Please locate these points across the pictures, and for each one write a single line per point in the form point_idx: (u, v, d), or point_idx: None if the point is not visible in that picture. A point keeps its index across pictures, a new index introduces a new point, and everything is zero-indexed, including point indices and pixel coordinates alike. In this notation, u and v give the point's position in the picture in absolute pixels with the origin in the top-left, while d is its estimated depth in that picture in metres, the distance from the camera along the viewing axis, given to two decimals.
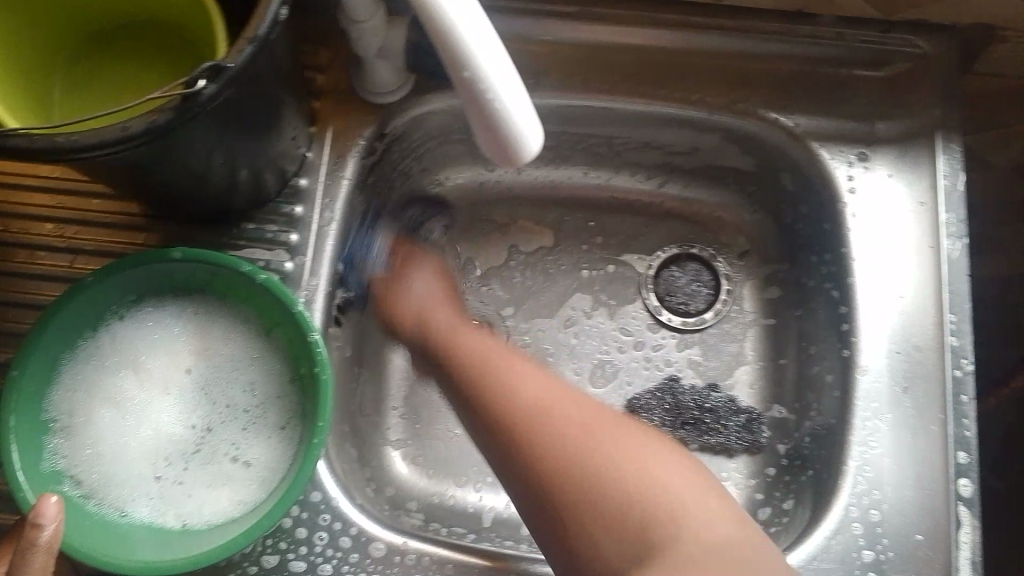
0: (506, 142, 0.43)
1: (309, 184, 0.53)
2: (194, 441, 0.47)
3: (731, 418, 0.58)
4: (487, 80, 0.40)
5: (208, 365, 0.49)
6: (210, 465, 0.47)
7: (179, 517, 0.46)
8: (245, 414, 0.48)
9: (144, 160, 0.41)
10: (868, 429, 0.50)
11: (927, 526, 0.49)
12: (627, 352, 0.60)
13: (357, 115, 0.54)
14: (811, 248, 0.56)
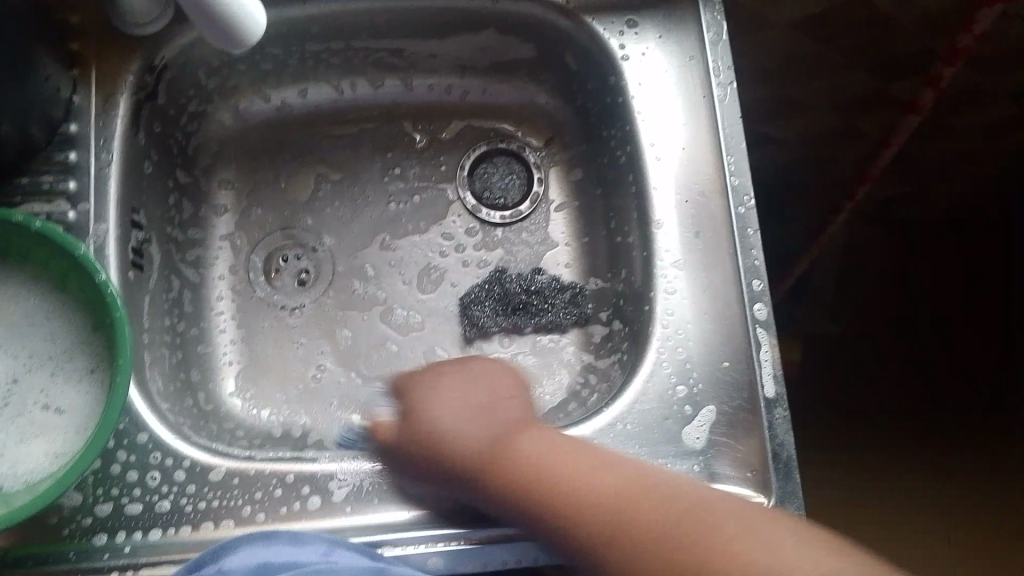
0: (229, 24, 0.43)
1: (81, 128, 0.52)
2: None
3: (558, 296, 0.63)
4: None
5: (3, 324, 0.47)
6: (18, 422, 0.46)
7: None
8: (48, 364, 0.47)
9: None
10: (668, 277, 0.54)
11: (731, 353, 0.52)
12: (454, 251, 0.65)
13: (120, 49, 0.54)
14: (602, 123, 0.60)
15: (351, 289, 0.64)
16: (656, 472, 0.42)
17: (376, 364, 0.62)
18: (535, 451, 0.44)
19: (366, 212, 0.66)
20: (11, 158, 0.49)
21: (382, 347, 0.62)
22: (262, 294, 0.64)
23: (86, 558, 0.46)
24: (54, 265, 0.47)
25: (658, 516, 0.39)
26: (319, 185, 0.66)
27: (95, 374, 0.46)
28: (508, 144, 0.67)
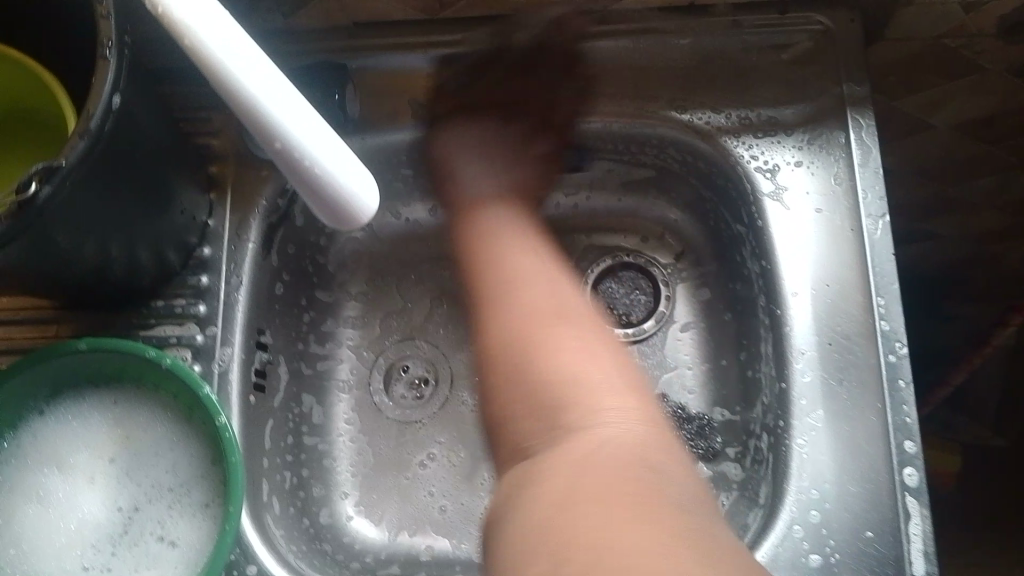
0: (336, 201, 0.43)
1: (213, 252, 0.53)
2: (119, 529, 0.47)
3: (685, 426, 0.59)
4: (302, 147, 0.40)
5: (131, 450, 0.49)
6: (135, 550, 0.47)
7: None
8: (168, 495, 0.48)
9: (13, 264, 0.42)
10: (808, 429, 0.48)
11: (876, 522, 0.46)
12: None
13: (254, 174, 0.55)
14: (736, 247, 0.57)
15: (465, 404, 0.63)
16: (609, 398, 0.39)
17: (488, 487, 0.60)
18: (548, 361, 0.40)
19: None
20: (147, 282, 0.51)
21: (495, 468, 0.61)
22: (377, 402, 0.63)
23: None
24: (182, 399, 0.48)
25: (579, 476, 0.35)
26: (440, 295, 0.65)
27: (210, 513, 0.47)
28: (634, 258, 0.64)
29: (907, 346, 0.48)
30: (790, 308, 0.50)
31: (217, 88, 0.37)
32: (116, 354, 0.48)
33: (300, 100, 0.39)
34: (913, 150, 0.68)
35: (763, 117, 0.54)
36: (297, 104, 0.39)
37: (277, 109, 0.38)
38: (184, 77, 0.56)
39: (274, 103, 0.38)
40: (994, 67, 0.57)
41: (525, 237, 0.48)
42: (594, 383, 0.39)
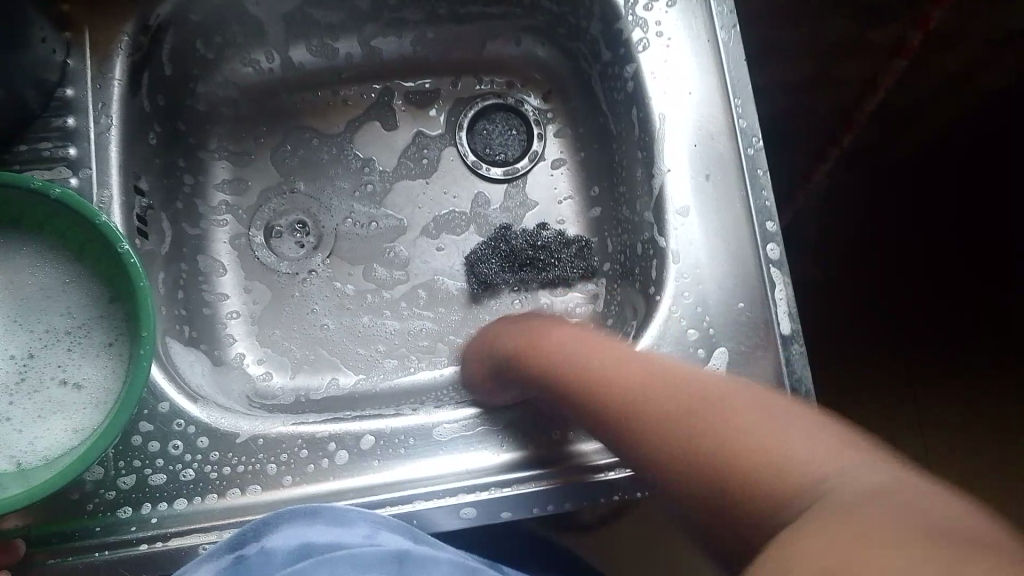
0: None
1: (77, 93, 0.50)
2: (13, 379, 0.45)
3: (564, 250, 0.63)
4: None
5: (14, 297, 0.46)
6: (35, 396, 0.45)
7: (12, 457, 0.44)
8: (65, 339, 0.46)
9: None
10: (683, 224, 0.53)
11: (746, 294, 0.52)
12: (453, 211, 0.65)
13: (113, 10, 0.52)
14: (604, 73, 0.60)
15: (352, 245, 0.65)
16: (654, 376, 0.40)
17: (371, 312, 0.63)
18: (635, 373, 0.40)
19: (361, 181, 0.65)
20: (8, 124, 0.48)
21: (378, 298, 0.63)
22: (262, 256, 0.63)
23: (112, 532, 0.46)
24: (71, 240, 0.46)
25: (659, 412, 0.37)
26: (314, 146, 0.65)
27: (117, 352, 0.46)
28: (507, 100, 0.66)
29: (763, 138, 0.53)
30: (659, 121, 0.55)
31: None
32: None
33: None
34: None
35: None
36: None
37: None
38: None
39: None
40: None
41: (714, 144, 0.54)
42: (636, 359, 0.41)
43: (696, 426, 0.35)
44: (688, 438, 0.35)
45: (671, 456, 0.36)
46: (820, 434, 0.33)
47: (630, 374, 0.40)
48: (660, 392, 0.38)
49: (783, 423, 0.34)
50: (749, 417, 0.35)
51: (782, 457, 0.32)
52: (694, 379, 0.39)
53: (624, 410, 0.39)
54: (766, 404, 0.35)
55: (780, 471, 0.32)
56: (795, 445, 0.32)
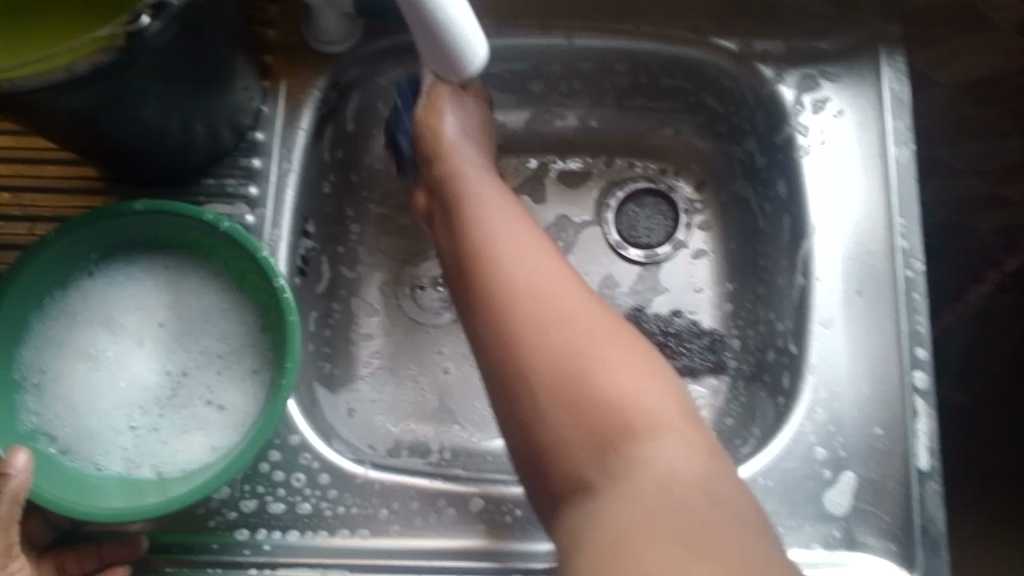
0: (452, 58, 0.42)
1: (267, 136, 0.55)
2: (165, 392, 0.49)
3: (695, 341, 0.62)
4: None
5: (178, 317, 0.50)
6: (184, 412, 0.48)
7: (155, 466, 0.47)
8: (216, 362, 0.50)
9: (85, 109, 0.42)
10: (827, 337, 0.52)
11: (885, 419, 0.50)
12: (582, 288, 0.65)
13: (308, 65, 0.56)
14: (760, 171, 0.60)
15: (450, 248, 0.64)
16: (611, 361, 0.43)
17: None
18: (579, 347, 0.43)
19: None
20: (202, 158, 0.53)
21: None
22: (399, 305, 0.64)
23: (227, 551, 0.48)
24: (233, 272, 0.50)
25: (624, 384, 0.42)
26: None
27: (259, 380, 0.49)
28: (660, 186, 0.67)
29: (923, 262, 0.52)
30: (814, 227, 0.54)
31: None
32: (175, 220, 0.49)
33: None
34: (922, 104, 0.72)
35: (801, 45, 0.57)
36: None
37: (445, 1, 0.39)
38: None
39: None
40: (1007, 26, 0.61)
41: (871, 260, 0.52)
42: (608, 350, 0.43)
43: (630, 396, 0.42)
44: (616, 447, 0.41)
45: (621, 458, 0.40)
46: (750, 539, 0.38)
47: (566, 340, 0.44)
48: (653, 391, 0.42)
49: (702, 480, 0.40)
50: (677, 494, 0.38)
51: (688, 505, 0.38)
52: (658, 381, 0.43)
53: (577, 388, 0.42)
54: (703, 457, 0.41)
55: (689, 519, 0.37)
56: (710, 507, 0.38)
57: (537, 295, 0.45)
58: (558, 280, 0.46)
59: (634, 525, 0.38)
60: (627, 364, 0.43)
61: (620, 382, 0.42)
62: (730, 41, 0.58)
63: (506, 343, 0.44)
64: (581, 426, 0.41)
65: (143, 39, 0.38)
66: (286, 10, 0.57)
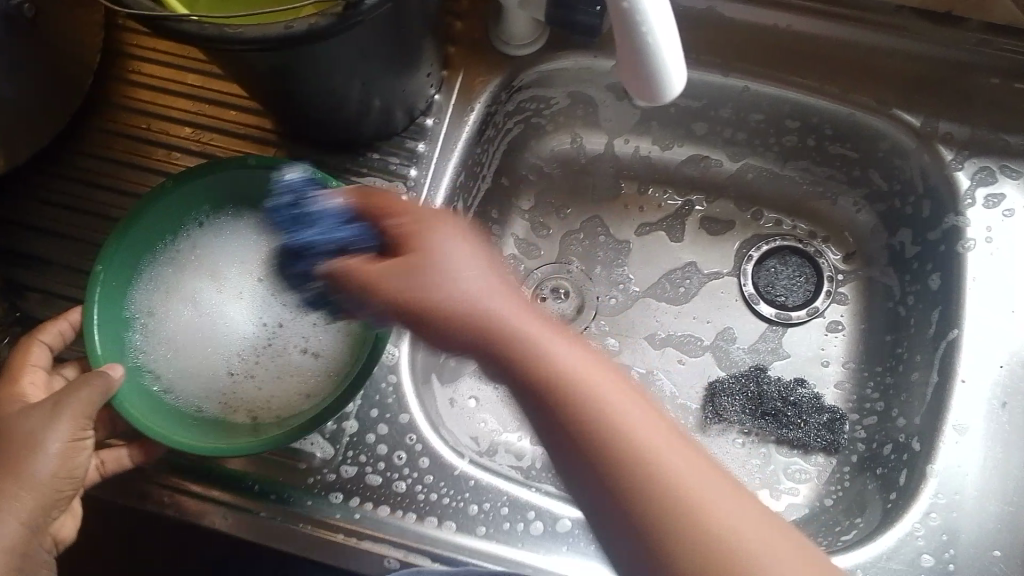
0: (644, 81, 0.40)
1: (434, 124, 0.57)
2: (263, 341, 0.50)
3: (812, 415, 0.59)
4: (644, 12, 0.37)
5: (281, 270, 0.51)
6: (279, 359, 0.50)
7: (249, 410, 0.48)
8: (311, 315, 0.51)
9: (286, 65, 0.44)
10: (960, 441, 0.49)
11: (1006, 542, 0.47)
12: (693, 333, 0.63)
13: (487, 65, 0.58)
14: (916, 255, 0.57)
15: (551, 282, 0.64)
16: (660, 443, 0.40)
17: None
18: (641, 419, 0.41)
19: (611, 290, 0.64)
20: (370, 132, 0.55)
21: None
22: None
23: (318, 509, 0.49)
24: None
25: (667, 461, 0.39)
26: (598, 241, 0.66)
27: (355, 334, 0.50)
28: (806, 248, 0.64)
29: None
30: (965, 325, 0.51)
31: None
32: None
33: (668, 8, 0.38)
34: None
35: (990, 137, 0.54)
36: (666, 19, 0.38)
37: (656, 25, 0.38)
38: None
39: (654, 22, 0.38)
40: None
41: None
42: (580, 356, 0.36)
43: (606, 419, 0.34)
44: (671, 483, 0.33)
45: (639, 462, 0.33)
46: (790, 547, 0.33)
47: (548, 339, 0.36)
48: (642, 410, 0.35)
49: (758, 521, 0.33)
50: (710, 488, 0.33)
51: (719, 520, 0.33)
52: (648, 405, 0.36)
53: (595, 396, 0.35)
54: (728, 485, 0.34)
55: (722, 544, 0.32)
56: (736, 515, 0.33)
57: (493, 303, 0.37)
58: (516, 315, 0.37)
59: (682, 537, 0.32)
60: (583, 364, 0.36)
61: (570, 364, 0.36)
62: (916, 118, 0.56)
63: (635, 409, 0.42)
64: (574, 437, 0.34)
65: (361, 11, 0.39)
66: (475, 6, 0.58)
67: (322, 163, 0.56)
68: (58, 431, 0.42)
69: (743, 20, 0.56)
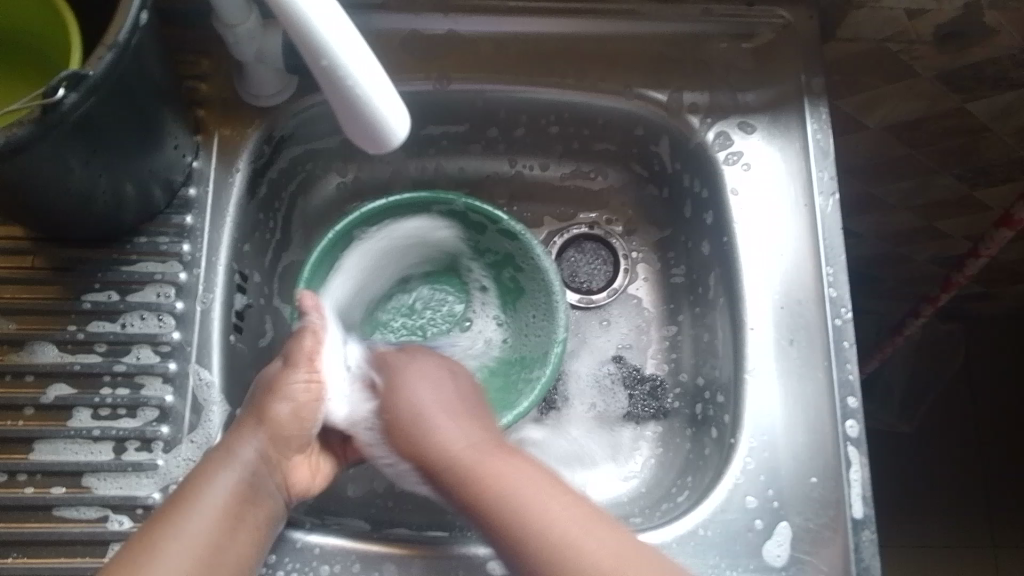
0: (368, 129, 0.43)
1: (199, 193, 0.54)
2: (133, 414, 0.50)
3: (638, 386, 0.63)
4: (345, 67, 0.40)
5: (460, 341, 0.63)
6: (155, 420, 0.50)
7: (156, 481, 0.48)
8: (125, 408, 0.50)
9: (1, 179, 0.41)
10: (761, 386, 0.53)
11: (819, 469, 0.51)
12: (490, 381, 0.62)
13: (241, 120, 0.56)
14: (692, 231, 0.63)
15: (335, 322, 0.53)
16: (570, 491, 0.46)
17: None
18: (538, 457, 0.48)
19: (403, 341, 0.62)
20: (132, 217, 0.52)
21: None
22: None
23: None
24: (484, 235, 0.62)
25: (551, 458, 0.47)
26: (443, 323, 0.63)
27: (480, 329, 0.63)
28: (597, 231, 0.68)
29: (851, 311, 0.53)
30: (744, 275, 0.55)
31: (297, 39, 0.39)
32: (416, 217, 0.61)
33: (366, 52, 0.41)
34: (859, 137, 0.78)
35: (727, 97, 0.59)
36: (367, 64, 0.41)
37: (359, 72, 0.40)
38: (175, 21, 0.57)
39: (357, 69, 0.40)
40: (925, 75, 0.68)
41: (803, 308, 0.54)
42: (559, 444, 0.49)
43: (549, 535, 0.43)
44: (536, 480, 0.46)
45: (583, 560, 0.42)
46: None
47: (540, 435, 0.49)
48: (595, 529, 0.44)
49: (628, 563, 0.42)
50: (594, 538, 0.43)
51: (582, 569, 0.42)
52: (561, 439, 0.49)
53: (489, 486, 0.45)
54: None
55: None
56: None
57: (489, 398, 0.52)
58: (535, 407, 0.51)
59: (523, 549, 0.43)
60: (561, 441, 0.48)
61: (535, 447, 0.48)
62: (662, 93, 0.59)
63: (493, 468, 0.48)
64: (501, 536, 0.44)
65: (59, 113, 0.38)
66: (217, 64, 0.57)
67: (87, 259, 0.52)
68: (250, 443, 0.46)
69: (485, 35, 0.60)
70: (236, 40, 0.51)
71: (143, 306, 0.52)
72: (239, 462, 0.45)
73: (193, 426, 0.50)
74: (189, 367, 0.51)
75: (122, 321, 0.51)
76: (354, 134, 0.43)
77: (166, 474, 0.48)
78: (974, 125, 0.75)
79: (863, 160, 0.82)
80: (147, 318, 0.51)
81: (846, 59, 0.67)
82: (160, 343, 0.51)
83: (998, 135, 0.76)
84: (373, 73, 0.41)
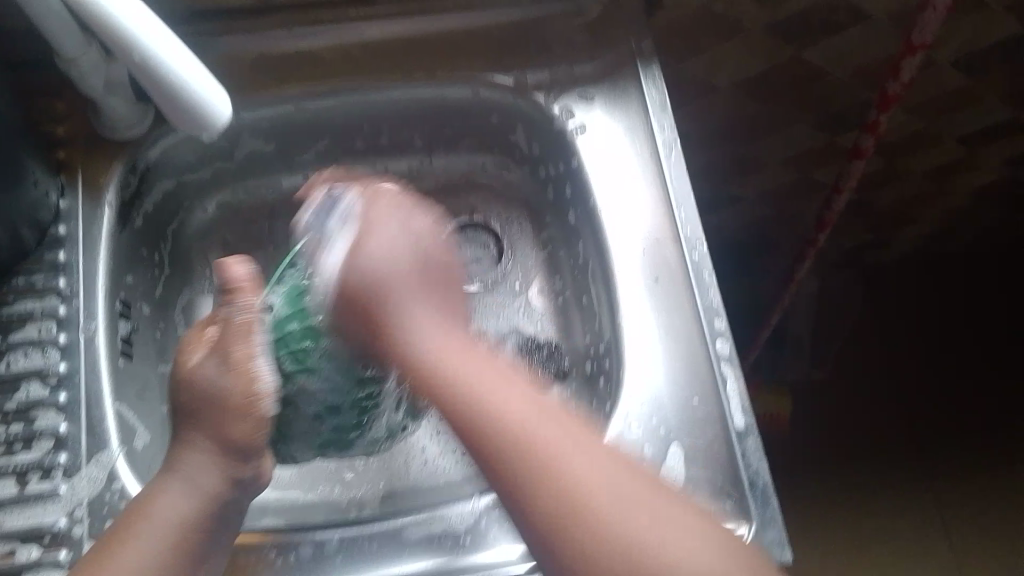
0: (190, 111, 0.47)
1: (69, 229, 0.56)
2: (30, 448, 0.50)
3: (536, 353, 0.65)
4: (155, 54, 0.44)
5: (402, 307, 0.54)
6: (54, 451, 0.50)
7: (61, 506, 0.48)
8: (21, 443, 0.50)
9: None
10: (636, 325, 0.56)
11: (700, 389, 0.54)
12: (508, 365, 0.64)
13: (105, 154, 0.58)
14: (558, 201, 0.66)
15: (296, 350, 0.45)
16: (588, 474, 0.43)
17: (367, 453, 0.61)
18: (514, 424, 0.45)
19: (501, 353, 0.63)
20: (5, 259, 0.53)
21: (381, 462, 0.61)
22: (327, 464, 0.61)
23: None
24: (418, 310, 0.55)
25: (577, 466, 0.43)
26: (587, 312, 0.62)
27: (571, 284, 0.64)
28: (478, 218, 0.71)
29: (706, 242, 0.57)
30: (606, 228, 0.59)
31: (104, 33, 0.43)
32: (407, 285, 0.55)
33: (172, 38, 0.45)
34: (714, 98, 0.83)
35: (564, 72, 0.63)
36: (175, 49, 0.45)
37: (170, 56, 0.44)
38: (28, 73, 0.59)
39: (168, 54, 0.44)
40: (752, 29, 0.73)
41: (662, 247, 0.57)
42: (541, 422, 0.45)
43: (554, 461, 0.44)
44: (527, 460, 0.44)
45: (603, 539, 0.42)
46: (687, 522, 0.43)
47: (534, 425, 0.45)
48: (554, 424, 0.45)
49: (662, 539, 0.42)
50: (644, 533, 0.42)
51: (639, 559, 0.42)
52: (588, 442, 0.45)
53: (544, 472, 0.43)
54: (647, 485, 0.44)
55: (574, 495, 0.43)
56: (615, 503, 0.43)
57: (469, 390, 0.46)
58: (477, 372, 0.47)
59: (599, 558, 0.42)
60: (516, 400, 0.46)
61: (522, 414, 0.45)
62: (506, 74, 0.63)
63: (528, 467, 0.44)
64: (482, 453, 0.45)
65: None
66: (74, 105, 0.59)
67: None
68: (199, 458, 0.47)
69: (331, 44, 0.63)
70: (82, 72, 0.53)
71: (26, 343, 0.52)
72: (188, 483, 0.47)
73: (91, 451, 0.50)
74: (79, 395, 0.52)
75: (7, 361, 0.52)
76: (180, 120, 0.48)
77: (70, 500, 0.49)
78: (812, 71, 0.80)
79: (725, 122, 0.87)
80: (31, 354, 0.52)
81: (677, 25, 0.72)
82: (47, 376, 0.52)
83: (837, 78, 0.81)
84: (182, 56, 0.45)
